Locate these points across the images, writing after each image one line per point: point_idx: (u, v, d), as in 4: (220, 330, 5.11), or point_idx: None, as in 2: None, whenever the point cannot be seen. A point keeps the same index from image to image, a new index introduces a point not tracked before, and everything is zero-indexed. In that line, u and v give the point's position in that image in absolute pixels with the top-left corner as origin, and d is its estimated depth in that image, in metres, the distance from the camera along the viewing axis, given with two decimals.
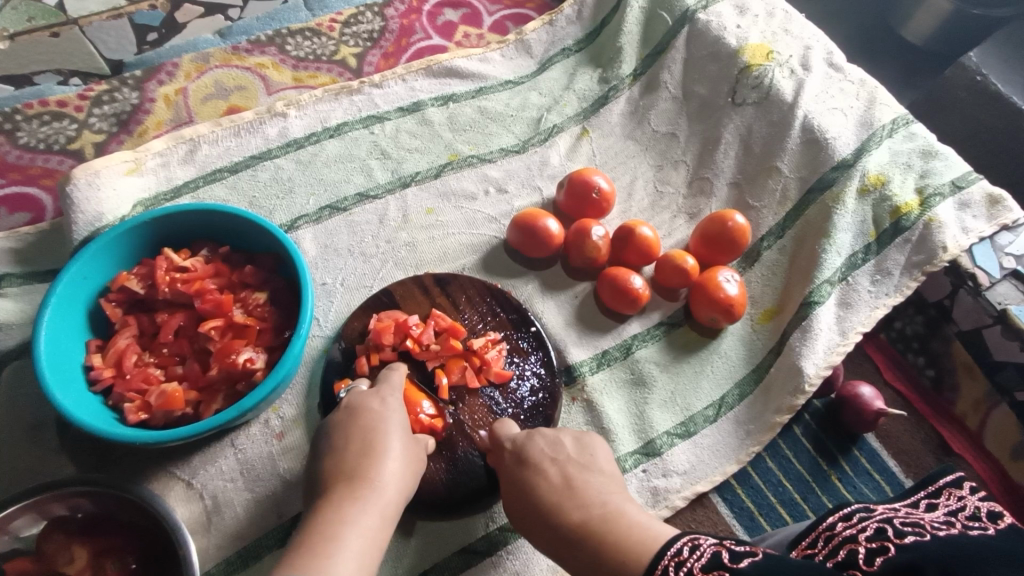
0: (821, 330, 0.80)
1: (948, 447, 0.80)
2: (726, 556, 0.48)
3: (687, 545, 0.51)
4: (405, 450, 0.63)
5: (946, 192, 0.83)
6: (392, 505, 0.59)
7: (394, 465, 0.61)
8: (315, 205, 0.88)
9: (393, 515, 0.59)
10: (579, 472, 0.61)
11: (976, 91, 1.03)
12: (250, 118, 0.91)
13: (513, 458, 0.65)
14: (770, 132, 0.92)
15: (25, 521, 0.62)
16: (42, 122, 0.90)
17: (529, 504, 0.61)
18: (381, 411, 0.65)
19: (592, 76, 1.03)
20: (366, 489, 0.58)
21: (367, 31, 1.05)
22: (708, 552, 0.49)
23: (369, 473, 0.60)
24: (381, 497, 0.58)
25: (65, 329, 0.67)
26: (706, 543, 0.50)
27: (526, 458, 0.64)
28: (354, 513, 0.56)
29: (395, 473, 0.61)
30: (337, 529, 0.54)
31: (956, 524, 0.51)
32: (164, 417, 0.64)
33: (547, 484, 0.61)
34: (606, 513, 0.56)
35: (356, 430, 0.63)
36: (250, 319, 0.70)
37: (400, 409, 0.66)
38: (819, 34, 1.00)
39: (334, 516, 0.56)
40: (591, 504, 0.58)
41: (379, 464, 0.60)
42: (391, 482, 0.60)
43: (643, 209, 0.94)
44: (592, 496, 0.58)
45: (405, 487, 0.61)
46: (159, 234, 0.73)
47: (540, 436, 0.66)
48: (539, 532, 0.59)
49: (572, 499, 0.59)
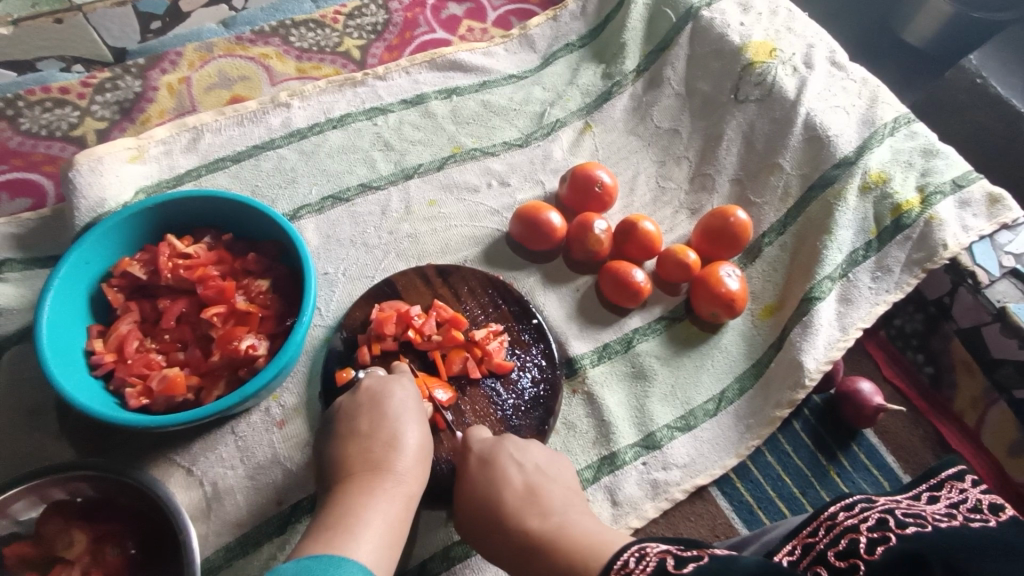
0: (822, 325, 0.80)
1: (946, 444, 0.81)
2: (672, 563, 0.45)
3: (633, 556, 0.48)
4: (423, 440, 0.64)
5: (946, 191, 0.84)
6: (413, 499, 0.60)
7: (414, 457, 0.62)
8: (318, 195, 0.88)
9: (413, 505, 0.60)
10: (544, 480, 0.62)
11: (976, 93, 1.04)
12: (253, 108, 0.91)
13: (478, 460, 0.65)
14: (772, 129, 0.93)
15: (23, 505, 0.62)
16: (44, 109, 0.90)
17: (487, 506, 0.61)
18: (403, 401, 0.65)
19: (595, 72, 1.04)
20: (393, 480, 0.59)
21: (371, 24, 1.05)
22: (654, 561, 0.46)
23: (394, 465, 0.60)
24: (403, 491, 0.59)
25: (67, 314, 0.66)
26: (653, 551, 0.47)
27: (493, 460, 0.64)
28: (381, 504, 0.57)
29: (415, 466, 0.62)
30: (365, 517, 0.55)
31: (957, 516, 0.51)
32: (166, 402, 0.64)
33: (512, 487, 0.61)
34: (562, 521, 0.56)
35: (377, 419, 0.63)
36: (252, 305, 0.69)
37: (418, 396, 0.67)
38: (822, 33, 1.00)
39: (362, 504, 0.56)
40: (543, 513, 0.58)
41: (404, 458, 0.61)
42: (411, 473, 0.61)
43: (646, 204, 0.94)
44: (551, 504, 0.59)
45: (422, 477, 0.62)
46: (162, 221, 0.73)
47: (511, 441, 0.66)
48: (497, 541, 0.59)
49: (532, 504, 0.59)
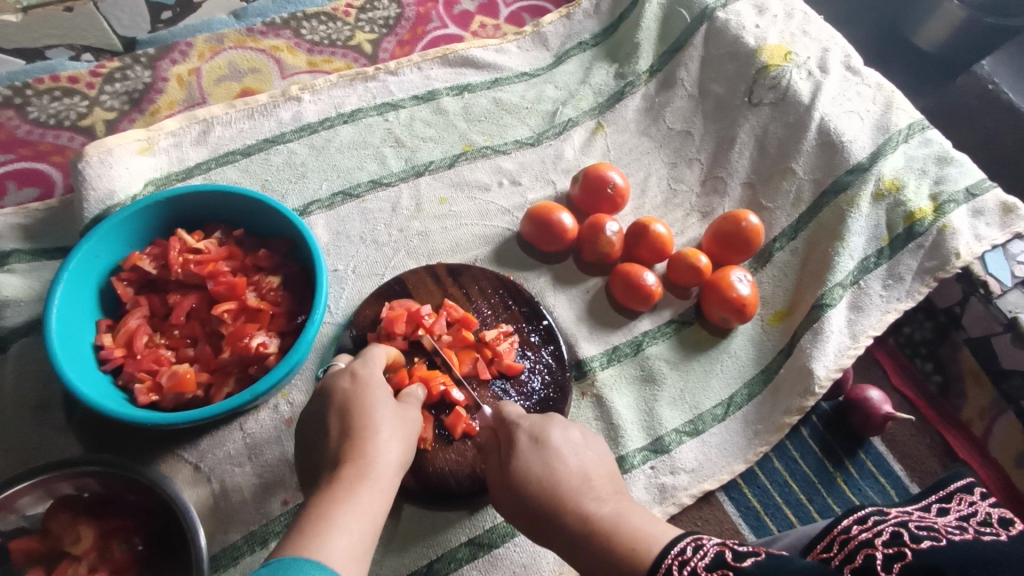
0: (833, 332, 0.80)
1: (954, 453, 0.81)
2: (729, 556, 0.47)
3: (689, 545, 0.49)
4: (390, 420, 0.59)
5: (960, 200, 0.84)
6: (384, 483, 0.55)
7: (381, 440, 0.57)
8: (328, 190, 0.88)
9: (387, 491, 0.55)
10: (595, 466, 0.60)
11: (988, 99, 1.03)
12: (263, 101, 0.90)
13: (528, 440, 0.61)
14: (786, 133, 0.92)
15: (30, 500, 0.62)
16: (52, 98, 0.89)
17: (542, 490, 0.57)
18: (367, 381, 0.62)
19: (608, 71, 1.03)
20: (368, 468, 0.55)
21: (383, 18, 1.04)
22: (712, 552, 0.48)
23: (367, 451, 0.56)
24: (381, 478, 0.55)
25: (76, 307, 0.66)
26: (708, 542, 0.49)
27: (546, 441, 0.60)
28: (359, 497, 0.53)
29: (389, 450, 0.57)
30: (342, 510, 0.51)
31: (969, 529, 0.51)
32: (175, 399, 0.64)
33: (559, 470, 0.58)
34: (616, 509, 0.54)
35: (334, 415, 0.60)
36: (263, 302, 0.69)
37: (376, 377, 0.63)
38: (837, 37, 0.99)
39: (339, 497, 0.52)
40: (596, 501, 0.56)
41: (378, 443, 0.57)
42: (387, 458, 0.57)
43: (657, 206, 0.94)
44: (606, 492, 0.57)
45: (400, 464, 0.58)
46: (172, 215, 0.72)
47: (557, 421, 0.63)
48: (551, 529, 0.56)
49: (586, 488, 0.57)
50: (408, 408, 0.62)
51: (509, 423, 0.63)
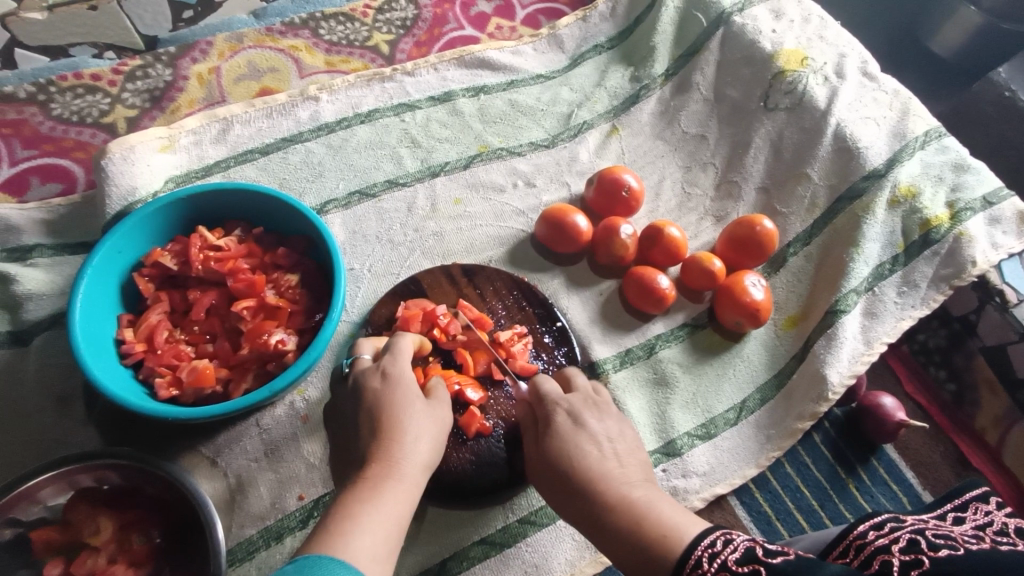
0: (846, 338, 0.80)
1: (966, 461, 0.81)
2: (760, 552, 0.48)
3: (720, 539, 0.50)
4: (419, 420, 0.60)
5: (977, 207, 0.83)
6: (411, 484, 0.56)
7: (411, 442, 0.58)
8: (345, 190, 0.88)
9: (414, 492, 0.56)
10: (626, 453, 0.61)
11: (1004, 106, 1.03)
12: (282, 100, 0.91)
13: (566, 421, 0.63)
14: (801, 138, 0.93)
15: (51, 492, 0.63)
16: (75, 95, 0.90)
17: (574, 472, 0.59)
18: (401, 380, 0.62)
19: (624, 74, 1.03)
20: (396, 469, 0.56)
21: (400, 19, 1.05)
22: (742, 546, 0.49)
23: (394, 453, 0.56)
24: (407, 479, 0.56)
25: (98, 302, 0.67)
26: (739, 537, 0.50)
27: (581, 425, 0.63)
28: (386, 499, 0.53)
29: (415, 451, 0.58)
30: (372, 510, 0.51)
31: (986, 539, 0.51)
32: (194, 394, 0.65)
33: (594, 455, 0.60)
34: (647, 495, 0.56)
35: (365, 415, 0.60)
36: (281, 300, 0.70)
37: (404, 374, 0.63)
38: (854, 43, 0.99)
39: (370, 497, 0.53)
40: (628, 485, 0.57)
41: (408, 444, 0.57)
42: (412, 458, 0.57)
43: (671, 210, 0.94)
44: (636, 478, 0.58)
45: (427, 465, 0.59)
46: (193, 212, 0.73)
47: (595, 408, 0.65)
48: (582, 512, 0.57)
49: (618, 472, 0.58)
50: (439, 407, 0.63)
51: (546, 404, 0.65)
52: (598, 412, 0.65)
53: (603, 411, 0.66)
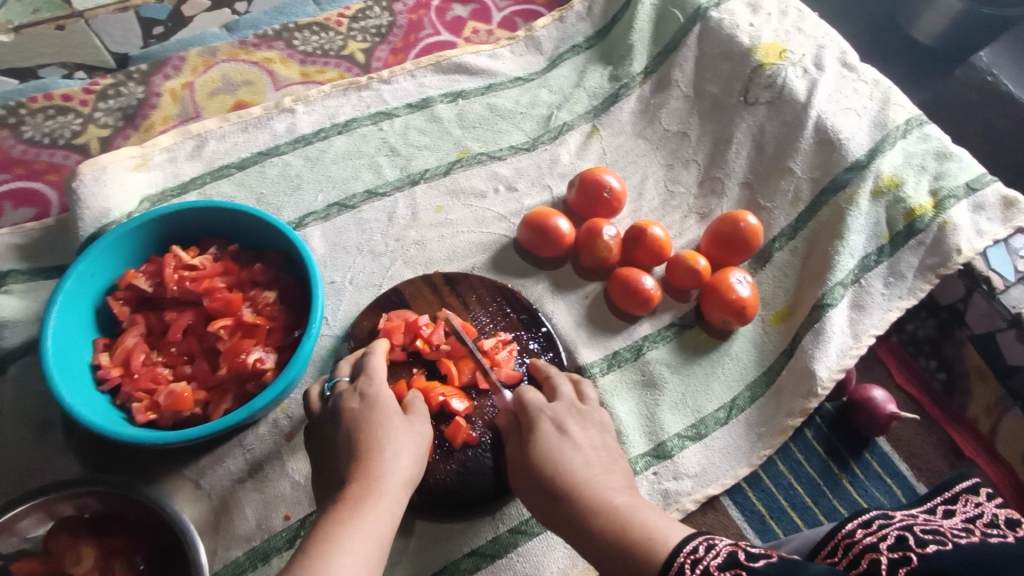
0: (834, 333, 0.79)
1: (960, 452, 0.80)
2: (743, 556, 0.47)
3: (702, 544, 0.49)
4: (399, 437, 0.59)
5: (961, 194, 0.83)
6: (394, 502, 0.55)
7: (392, 460, 0.57)
8: (323, 202, 0.87)
9: (397, 509, 0.55)
10: (608, 461, 0.61)
11: (988, 91, 1.02)
12: (257, 113, 0.90)
13: (551, 427, 0.62)
14: (782, 131, 0.92)
15: (31, 522, 0.62)
16: (47, 116, 0.89)
17: (556, 479, 0.58)
18: (377, 396, 0.62)
19: (602, 74, 1.02)
20: (375, 487, 0.55)
21: (375, 26, 1.04)
22: (725, 551, 0.48)
23: (373, 472, 0.56)
24: (388, 497, 0.55)
25: (73, 327, 0.66)
26: (722, 542, 0.49)
27: (566, 432, 0.62)
28: (367, 518, 0.52)
29: (396, 467, 0.57)
30: (353, 530, 0.51)
31: (975, 532, 0.51)
32: (173, 417, 0.64)
33: (579, 461, 0.59)
34: (632, 501, 0.55)
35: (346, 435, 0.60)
36: (259, 317, 0.69)
37: (383, 392, 0.63)
38: (833, 34, 0.98)
39: (350, 517, 0.52)
40: (612, 491, 0.57)
41: (387, 461, 0.57)
42: (393, 475, 0.57)
43: (654, 209, 0.93)
44: (620, 486, 0.58)
45: (408, 481, 0.58)
46: (167, 232, 0.72)
47: (579, 416, 0.65)
48: (567, 519, 0.57)
49: (602, 478, 0.58)
50: (416, 421, 0.62)
51: (530, 412, 0.64)
52: (582, 420, 0.64)
53: (586, 419, 0.65)
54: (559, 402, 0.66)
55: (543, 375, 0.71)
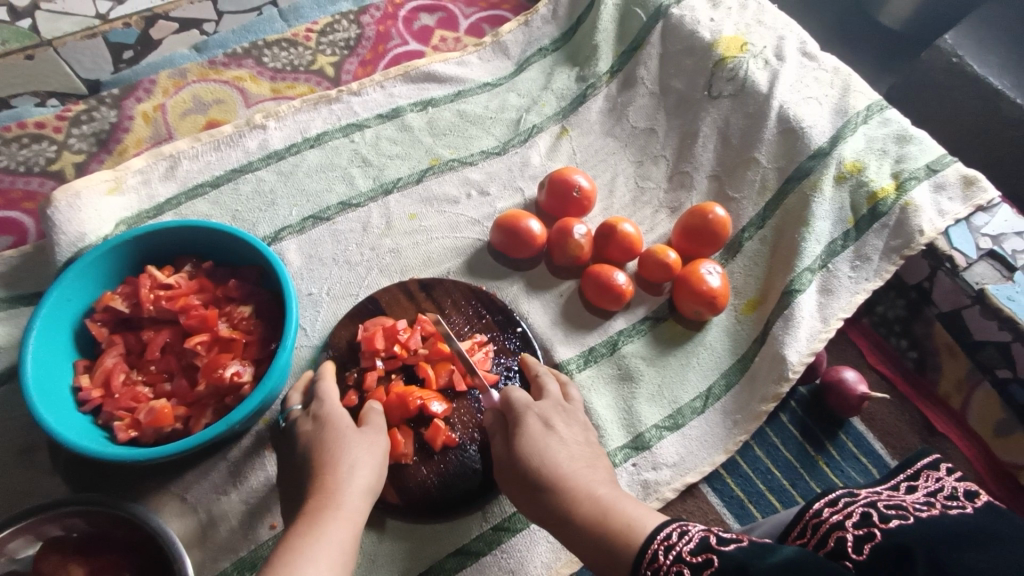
0: (803, 317, 0.81)
1: (933, 428, 0.82)
2: (714, 540, 0.49)
3: (675, 531, 0.51)
4: (354, 447, 0.61)
5: (921, 176, 0.85)
6: (355, 511, 0.57)
7: (347, 472, 0.59)
8: (298, 216, 0.89)
9: (358, 517, 0.57)
10: (589, 455, 0.62)
11: (952, 72, 1.04)
12: (228, 132, 0.91)
13: (538, 423, 0.63)
14: (746, 123, 0.93)
15: (20, 543, 0.63)
16: (21, 145, 0.90)
17: (539, 474, 0.60)
18: (329, 417, 0.64)
19: (570, 75, 1.04)
20: (332, 499, 0.57)
21: (343, 39, 1.05)
22: (697, 536, 0.49)
23: (328, 484, 0.58)
24: (346, 506, 0.57)
25: (52, 351, 0.67)
26: (694, 527, 0.51)
27: (551, 428, 0.63)
28: (328, 531, 0.54)
29: (353, 476, 0.59)
30: (315, 542, 0.53)
31: (936, 505, 0.52)
32: (154, 434, 0.65)
33: (563, 455, 0.61)
34: (614, 494, 0.57)
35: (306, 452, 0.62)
36: (235, 332, 0.70)
37: (335, 409, 0.65)
38: (793, 24, 1.00)
39: (311, 530, 0.54)
40: (595, 483, 0.58)
41: (341, 473, 0.59)
42: (350, 484, 0.59)
43: (625, 205, 0.95)
44: (600, 478, 0.59)
45: (369, 489, 0.60)
46: (142, 252, 0.73)
47: (565, 413, 0.66)
48: (551, 513, 0.58)
49: (586, 471, 0.59)
50: (372, 431, 0.64)
51: (517, 408, 0.65)
52: (567, 416, 0.66)
53: (571, 416, 0.67)
54: (545, 400, 0.67)
55: (531, 373, 0.72)
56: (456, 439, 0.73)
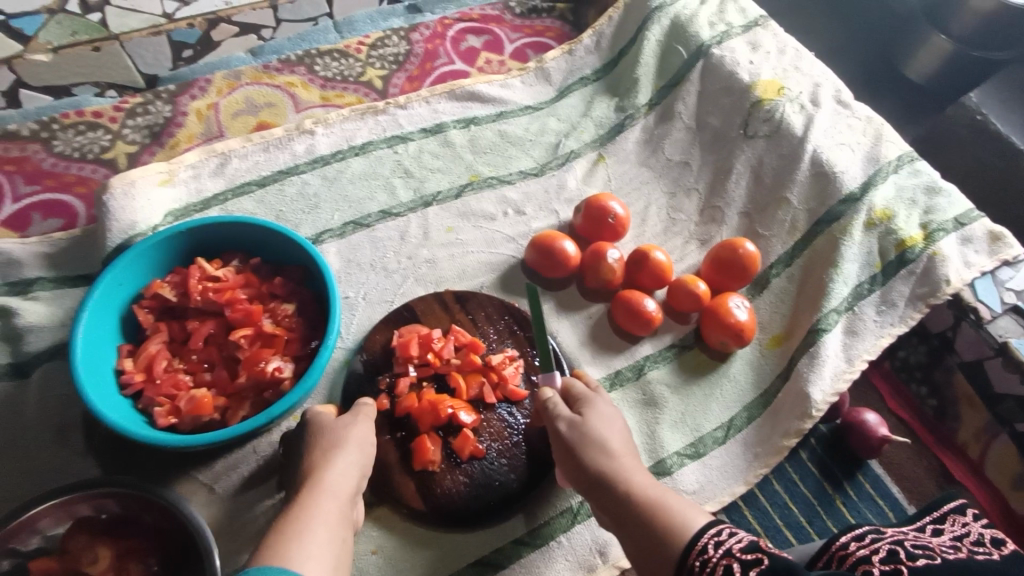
0: (828, 356, 0.82)
1: (949, 475, 0.83)
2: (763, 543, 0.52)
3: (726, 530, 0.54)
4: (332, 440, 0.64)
5: (949, 228, 0.87)
6: (342, 491, 0.59)
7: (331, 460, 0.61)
8: (340, 220, 0.91)
9: (344, 496, 0.58)
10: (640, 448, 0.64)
11: (977, 130, 1.06)
12: (278, 134, 0.94)
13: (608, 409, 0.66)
14: (780, 164, 0.96)
15: (50, 521, 0.64)
16: (77, 132, 0.93)
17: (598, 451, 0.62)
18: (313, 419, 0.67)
19: (609, 105, 1.07)
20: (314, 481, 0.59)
21: (392, 55, 1.08)
22: (747, 538, 0.53)
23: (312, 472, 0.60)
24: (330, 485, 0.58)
25: (100, 333, 0.69)
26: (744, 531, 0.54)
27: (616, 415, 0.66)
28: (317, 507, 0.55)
29: (337, 463, 0.61)
30: (304, 515, 0.54)
31: (963, 549, 0.53)
32: (192, 422, 0.66)
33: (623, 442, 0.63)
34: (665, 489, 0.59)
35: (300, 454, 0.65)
36: (278, 328, 0.72)
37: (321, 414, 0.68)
38: (829, 72, 1.03)
39: (301, 506, 0.55)
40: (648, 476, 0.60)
41: (323, 459, 0.62)
42: (335, 469, 0.60)
43: (657, 235, 0.97)
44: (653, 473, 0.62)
45: (353, 472, 0.62)
46: (192, 244, 0.75)
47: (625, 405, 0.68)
48: (601, 499, 0.60)
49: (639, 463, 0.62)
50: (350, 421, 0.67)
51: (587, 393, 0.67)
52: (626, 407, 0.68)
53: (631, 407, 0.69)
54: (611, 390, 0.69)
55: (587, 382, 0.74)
56: (482, 450, 0.74)
